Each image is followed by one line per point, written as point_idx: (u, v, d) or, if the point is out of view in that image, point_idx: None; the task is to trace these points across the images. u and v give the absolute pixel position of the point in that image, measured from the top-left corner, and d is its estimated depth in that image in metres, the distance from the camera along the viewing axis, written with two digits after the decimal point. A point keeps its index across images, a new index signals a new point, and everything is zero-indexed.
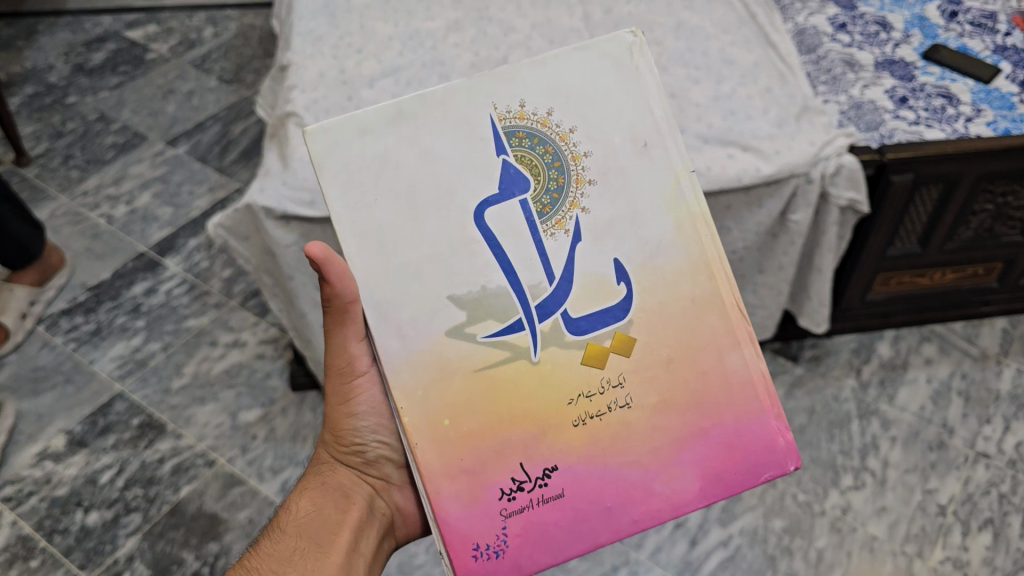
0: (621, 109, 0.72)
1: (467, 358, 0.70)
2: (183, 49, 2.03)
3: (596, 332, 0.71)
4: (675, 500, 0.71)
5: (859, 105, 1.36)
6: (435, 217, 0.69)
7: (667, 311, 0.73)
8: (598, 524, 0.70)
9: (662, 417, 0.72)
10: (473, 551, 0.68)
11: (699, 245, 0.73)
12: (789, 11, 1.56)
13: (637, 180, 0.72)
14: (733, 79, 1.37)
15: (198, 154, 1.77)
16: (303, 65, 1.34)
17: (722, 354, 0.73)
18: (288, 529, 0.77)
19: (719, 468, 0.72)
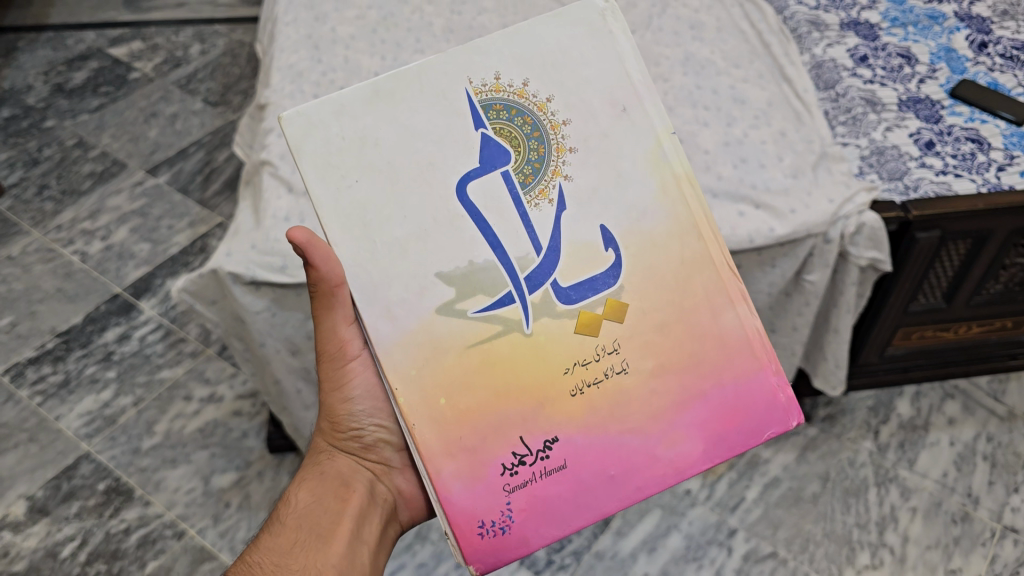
0: (599, 76, 0.73)
1: (456, 334, 0.70)
2: (169, 68, 1.94)
3: (586, 301, 0.71)
4: (678, 464, 0.72)
5: (881, 150, 1.26)
6: (416, 192, 0.69)
7: (660, 279, 0.73)
8: (604, 491, 0.71)
9: (660, 382, 0.72)
10: (479, 529, 0.69)
11: (690, 208, 0.74)
12: (805, 42, 1.46)
13: (623, 147, 0.73)
14: (745, 121, 1.27)
15: (179, 185, 1.68)
16: (281, 105, 1.24)
17: (718, 315, 0.74)
18: (287, 520, 0.76)
19: (722, 428, 0.73)
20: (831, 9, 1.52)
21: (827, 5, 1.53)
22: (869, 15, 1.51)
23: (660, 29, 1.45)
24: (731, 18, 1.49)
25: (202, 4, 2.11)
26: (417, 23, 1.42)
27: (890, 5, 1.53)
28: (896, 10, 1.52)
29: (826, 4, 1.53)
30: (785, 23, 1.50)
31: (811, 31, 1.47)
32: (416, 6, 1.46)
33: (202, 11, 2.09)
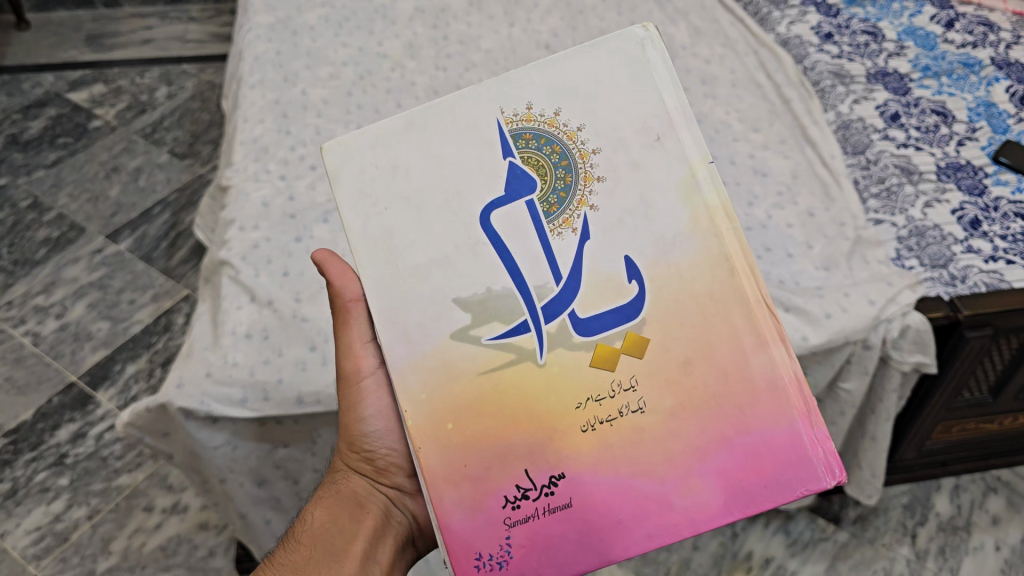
0: (631, 103, 0.62)
1: (472, 361, 0.61)
2: (132, 115, 1.81)
3: (605, 332, 0.61)
4: (695, 515, 0.59)
5: (921, 230, 1.12)
6: (443, 220, 0.62)
7: (679, 310, 0.61)
8: (609, 539, 0.59)
9: (679, 422, 0.60)
10: (475, 562, 0.59)
11: (717, 232, 0.61)
12: (829, 96, 1.32)
13: (643, 172, 0.61)
14: (768, 200, 1.13)
15: (142, 251, 1.54)
16: (244, 189, 1.10)
17: (744, 355, 0.60)
18: (304, 535, 0.69)
19: (745, 478, 0.59)
20: (855, 57, 1.38)
21: (851, 52, 1.39)
22: (897, 64, 1.37)
23: None
24: (744, 71, 1.35)
25: (169, 40, 2.00)
26: (397, 83, 1.28)
27: (919, 52, 1.39)
28: (927, 58, 1.38)
29: (850, 51, 1.39)
30: (806, 75, 1.36)
31: (835, 84, 1.33)
32: (396, 63, 1.32)
33: (170, 47, 1.98)
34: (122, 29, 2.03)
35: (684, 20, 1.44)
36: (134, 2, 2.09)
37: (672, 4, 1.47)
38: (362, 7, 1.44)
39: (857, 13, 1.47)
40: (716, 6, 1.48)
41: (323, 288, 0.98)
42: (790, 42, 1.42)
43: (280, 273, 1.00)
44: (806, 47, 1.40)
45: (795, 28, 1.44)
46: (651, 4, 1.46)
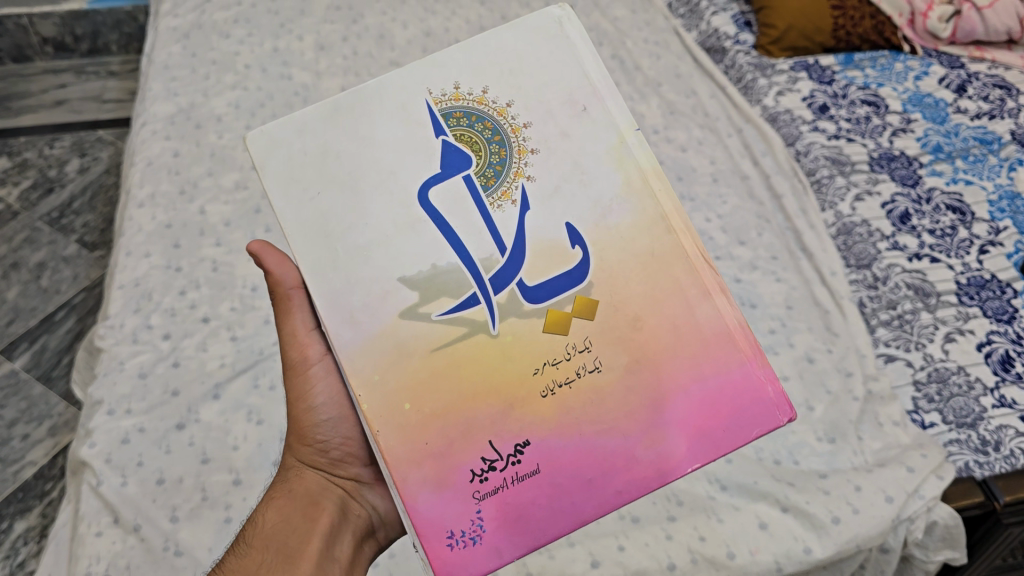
0: (560, 77, 0.53)
1: (423, 339, 0.49)
2: (38, 196, 1.61)
3: (555, 299, 0.51)
4: (665, 467, 0.50)
5: (942, 375, 0.93)
6: (381, 202, 0.51)
7: (624, 269, 0.52)
8: (579, 504, 0.49)
9: (641, 377, 0.51)
10: (448, 541, 0.47)
11: (652, 187, 0.53)
12: (827, 192, 1.11)
13: (572, 137, 0.52)
14: (757, 342, 0.94)
15: (41, 370, 1.35)
16: (118, 354, 0.91)
17: (688, 307, 0.52)
18: (256, 538, 0.58)
19: (704, 425, 0.50)
20: (855, 136, 1.18)
21: (850, 129, 1.18)
22: (903, 144, 1.17)
23: None
24: (727, 160, 1.16)
25: (83, 99, 1.79)
26: None
27: (929, 127, 1.19)
28: (939, 134, 1.18)
29: (849, 129, 1.18)
30: (799, 161, 1.16)
31: (834, 175, 1.12)
32: None
33: (84, 109, 1.77)
34: (31, 88, 1.80)
35: (655, 95, 1.24)
36: (47, 56, 1.86)
37: (641, 74, 1.27)
38: (280, 90, 1.23)
39: (854, 77, 1.26)
40: (693, 74, 1.28)
41: (206, 498, 0.79)
42: (779, 119, 1.21)
43: (155, 481, 0.81)
44: (798, 125, 1.19)
45: (784, 100, 1.23)
46: (617, 74, 1.26)
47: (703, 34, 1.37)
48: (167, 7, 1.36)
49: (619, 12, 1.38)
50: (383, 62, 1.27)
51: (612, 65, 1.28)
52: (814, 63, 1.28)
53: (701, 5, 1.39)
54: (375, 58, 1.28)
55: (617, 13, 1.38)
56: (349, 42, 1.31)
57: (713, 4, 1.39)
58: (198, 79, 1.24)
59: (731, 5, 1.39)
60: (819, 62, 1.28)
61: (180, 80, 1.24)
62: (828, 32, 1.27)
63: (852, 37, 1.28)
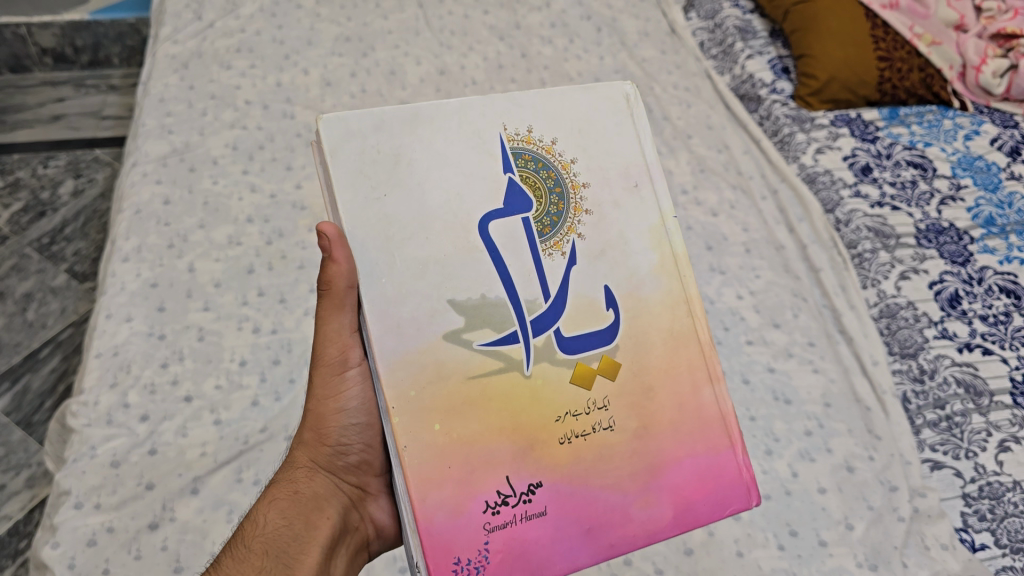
0: (622, 149, 0.56)
1: (462, 365, 0.50)
2: (29, 220, 1.51)
3: (586, 352, 0.53)
4: (653, 530, 0.52)
5: (995, 490, 0.84)
6: (443, 223, 0.50)
7: (648, 334, 0.55)
8: (573, 551, 0.50)
9: (648, 439, 0.53)
10: (452, 566, 0.47)
11: (681, 268, 0.56)
12: (869, 268, 1.03)
13: (618, 204, 0.55)
14: (790, 444, 0.86)
15: (21, 414, 1.25)
16: (89, 437, 0.82)
17: (695, 386, 0.55)
18: (257, 542, 0.52)
19: (693, 496, 0.53)
20: (899, 203, 1.08)
21: (895, 195, 1.09)
22: (952, 215, 1.07)
23: None
24: (761, 227, 1.07)
25: (81, 115, 1.68)
26: (314, 253, 1.01)
27: (980, 195, 1.09)
28: (991, 204, 1.08)
29: (893, 194, 1.09)
30: (838, 231, 1.07)
31: (877, 249, 1.04)
32: (316, 217, 1.05)
33: (83, 126, 1.67)
34: (28, 102, 1.69)
35: (685, 149, 1.15)
36: (46, 66, 1.74)
37: (671, 124, 1.18)
38: (281, 130, 1.15)
39: (899, 135, 1.16)
40: (725, 126, 1.20)
41: None
42: (818, 180, 1.12)
43: None
44: (838, 188, 1.10)
45: (823, 159, 1.14)
46: None
47: (737, 79, 1.28)
48: (166, 30, 1.26)
49: (648, 53, 1.30)
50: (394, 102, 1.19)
51: None
52: (856, 117, 1.19)
53: (736, 47, 1.30)
54: (385, 96, 1.20)
55: (645, 53, 1.30)
56: (357, 78, 1.22)
57: (748, 47, 1.29)
58: (194, 115, 1.15)
59: (767, 48, 1.30)
60: (862, 117, 1.19)
61: (176, 115, 1.15)
62: (873, 85, 1.18)
63: (898, 91, 1.19)
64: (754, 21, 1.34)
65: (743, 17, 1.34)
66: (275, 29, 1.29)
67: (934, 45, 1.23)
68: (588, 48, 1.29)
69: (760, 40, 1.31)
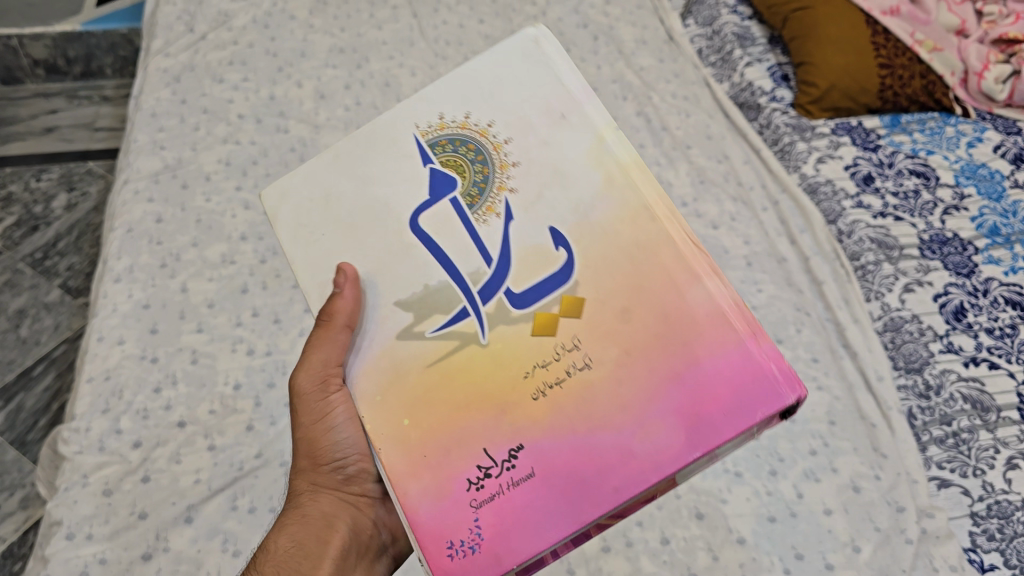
0: (533, 88, 0.55)
1: (420, 357, 0.51)
2: (23, 236, 1.45)
3: (541, 301, 0.51)
4: (661, 461, 0.47)
5: (1004, 509, 0.82)
6: (378, 232, 0.55)
7: (606, 261, 0.51)
8: (573, 507, 0.47)
9: (631, 370, 0.49)
10: (448, 551, 0.47)
11: (633, 176, 0.53)
12: (872, 280, 1.01)
13: (549, 143, 0.54)
14: (796, 465, 0.84)
15: (15, 434, 1.21)
16: (81, 465, 0.81)
17: (676, 292, 0.50)
18: (268, 565, 0.54)
19: (699, 412, 0.47)
20: (902, 213, 1.07)
21: (898, 206, 1.08)
22: (956, 225, 1.06)
23: None
24: (762, 239, 1.05)
25: (75, 127, 1.61)
26: None
27: (984, 204, 1.08)
28: (995, 214, 1.07)
29: (896, 205, 1.08)
30: (841, 243, 1.05)
31: (880, 261, 1.02)
32: None
33: (76, 138, 1.60)
34: (20, 114, 1.62)
35: (684, 160, 1.13)
36: (38, 77, 1.66)
37: (670, 134, 1.16)
38: (275, 144, 1.13)
39: (901, 143, 1.15)
40: (725, 135, 1.18)
41: None
42: (820, 191, 1.10)
43: None
44: (840, 199, 1.09)
45: (825, 169, 1.12)
46: (643, 135, 1.16)
47: (736, 87, 1.27)
48: (157, 43, 1.24)
49: (646, 61, 1.28)
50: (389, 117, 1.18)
51: (637, 123, 1.18)
52: (858, 124, 1.17)
53: (735, 54, 1.29)
54: (380, 109, 1.19)
55: (642, 62, 1.28)
56: (352, 90, 1.21)
57: (748, 54, 1.28)
58: (186, 130, 1.13)
59: (766, 56, 1.29)
60: (863, 124, 1.17)
61: (168, 131, 1.13)
62: (874, 92, 1.17)
63: (900, 98, 1.18)
64: (752, 28, 1.33)
65: (741, 24, 1.33)
66: (268, 40, 1.27)
67: (936, 52, 1.21)
68: (585, 57, 1.27)
69: (759, 47, 1.30)
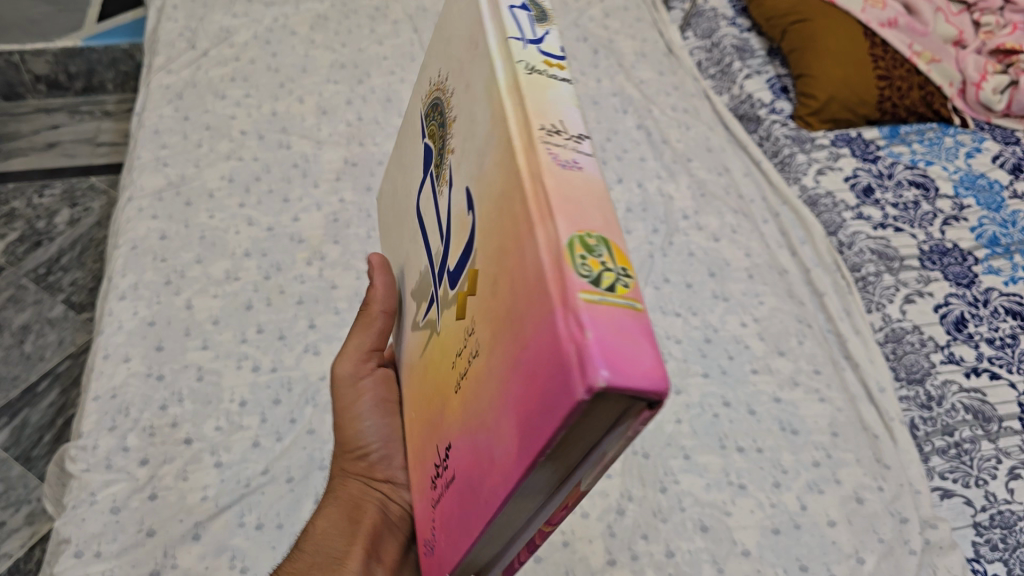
0: (468, 19, 0.45)
1: (417, 343, 0.52)
2: (25, 250, 1.44)
3: (461, 276, 0.41)
4: (502, 475, 0.33)
5: (1007, 519, 0.83)
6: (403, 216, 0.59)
7: (485, 217, 0.38)
8: (467, 521, 0.38)
9: (493, 351, 0.35)
10: (428, 546, 0.45)
11: (499, 107, 0.37)
12: (873, 291, 1.02)
13: (469, 86, 0.42)
14: (800, 477, 0.85)
15: (19, 450, 1.19)
16: (88, 482, 0.81)
17: (520, 248, 0.33)
18: (304, 539, 0.58)
19: (527, 413, 0.31)
20: (902, 224, 1.07)
21: (898, 217, 1.08)
22: (956, 235, 1.06)
23: (664, 281, 1.01)
24: (763, 251, 1.06)
25: (77, 142, 1.61)
26: (313, 289, 1.00)
27: (983, 214, 1.08)
28: (995, 224, 1.07)
29: (896, 216, 1.08)
30: (842, 254, 1.06)
31: (881, 272, 1.03)
32: (314, 250, 1.04)
33: (78, 154, 1.60)
34: (22, 129, 1.61)
35: (685, 172, 1.14)
36: (39, 93, 1.66)
37: (670, 147, 1.17)
38: (278, 160, 1.14)
39: (900, 154, 1.15)
40: (725, 148, 1.19)
41: None
42: (820, 203, 1.11)
43: None
44: (840, 210, 1.09)
45: (825, 180, 1.13)
46: (644, 148, 1.16)
47: (735, 98, 1.28)
48: (159, 59, 1.24)
49: (645, 74, 1.29)
50: (391, 132, 1.19)
51: (637, 136, 1.18)
52: (856, 136, 1.18)
53: (734, 66, 1.29)
54: (381, 125, 1.20)
55: (642, 74, 1.29)
56: (353, 105, 1.22)
57: (746, 66, 1.29)
58: (189, 146, 1.14)
59: (765, 67, 1.29)
60: (862, 136, 1.18)
61: (171, 147, 1.13)
62: (872, 104, 1.18)
63: (898, 109, 1.19)
64: (751, 39, 1.34)
65: (740, 35, 1.34)
66: (269, 56, 1.28)
67: (934, 63, 1.22)
68: (586, 69, 1.28)
69: (757, 59, 1.31)
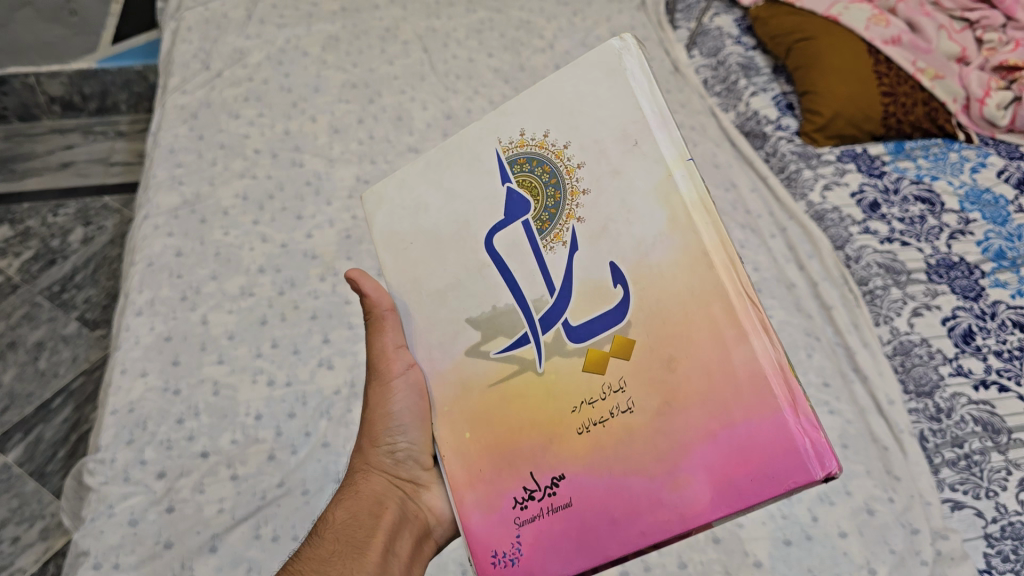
0: (605, 113, 0.49)
1: (484, 375, 0.55)
2: (38, 269, 1.45)
3: (595, 337, 0.48)
4: (686, 519, 0.44)
5: (1018, 530, 0.82)
6: (456, 249, 0.57)
7: (660, 306, 0.46)
8: (604, 541, 0.48)
9: (669, 423, 0.45)
10: (492, 559, 0.52)
11: (691, 214, 0.45)
12: (881, 305, 1.03)
13: (620, 168, 0.48)
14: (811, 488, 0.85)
15: (34, 465, 1.19)
16: (107, 495, 0.82)
17: (723, 347, 0.43)
18: (327, 530, 0.58)
19: (730, 474, 0.43)
20: (909, 238, 1.08)
21: (904, 231, 1.09)
22: (962, 249, 1.07)
23: None
24: (772, 266, 1.07)
25: (90, 162, 1.62)
26: (327, 304, 1.01)
27: (990, 229, 1.09)
28: (1001, 237, 1.08)
29: (902, 230, 1.09)
30: (849, 267, 1.07)
31: (888, 286, 1.04)
32: (326, 265, 1.05)
33: (92, 173, 1.61)
34: (37, 149, 1.63)
35: None
36: (53, 114, 1.68)
37: None
38: (291, 178, 1.16)
39: (906, 169, 1.17)
40: (732, 165, 1.21)
41: None
42: (827, 217, 1.12)
43: None
44: (847, 225, 1.11)
45: (831, 196, 1.14)
46: None
47: (741, 116, 1.30)
48: (174, 80, 1.26)
49: None
50: (401, 150, 1.21)
51: None
52: (862, 151, 1.19)
53: (740, 84, 1.32)
54: (392, 142, 1.22)
55: None
56: (365, 124, 1.24)
57: (752, 84, 1.32)
58: (204, 165, 1.16)
59: (771, 85, 1.32)
60: (868, 151, 1.19)
61: (186, 166, 1.15)
62: (877, 120, 1.19)
63: (904, 125, 1.20)
64: (756, 58, 1.37)
65: (745, 54, 1.37)
66: (282, 77, 1.30)
67: (937, 79, 1.23)
68: None
69: (763, 77, 1.33)
